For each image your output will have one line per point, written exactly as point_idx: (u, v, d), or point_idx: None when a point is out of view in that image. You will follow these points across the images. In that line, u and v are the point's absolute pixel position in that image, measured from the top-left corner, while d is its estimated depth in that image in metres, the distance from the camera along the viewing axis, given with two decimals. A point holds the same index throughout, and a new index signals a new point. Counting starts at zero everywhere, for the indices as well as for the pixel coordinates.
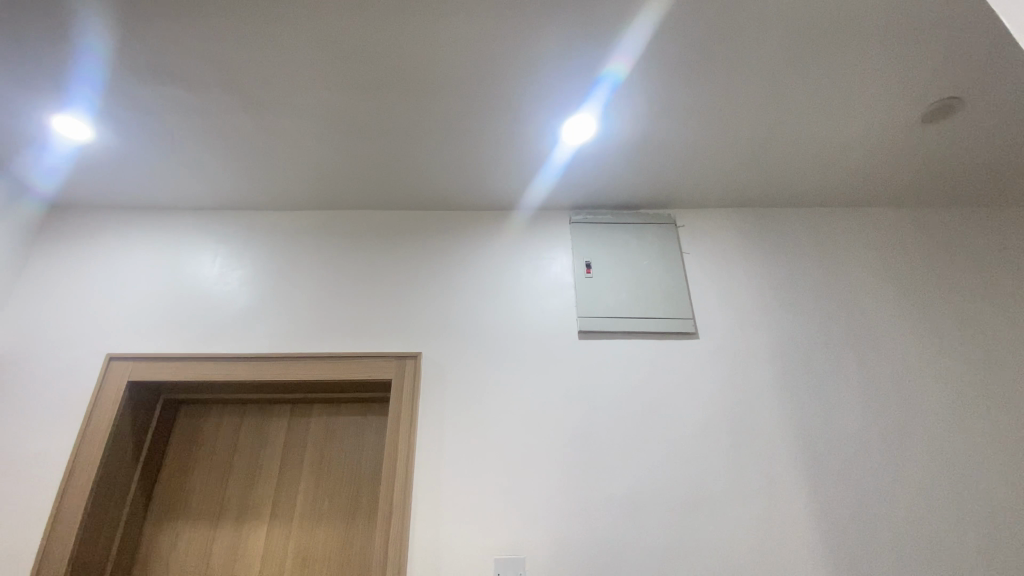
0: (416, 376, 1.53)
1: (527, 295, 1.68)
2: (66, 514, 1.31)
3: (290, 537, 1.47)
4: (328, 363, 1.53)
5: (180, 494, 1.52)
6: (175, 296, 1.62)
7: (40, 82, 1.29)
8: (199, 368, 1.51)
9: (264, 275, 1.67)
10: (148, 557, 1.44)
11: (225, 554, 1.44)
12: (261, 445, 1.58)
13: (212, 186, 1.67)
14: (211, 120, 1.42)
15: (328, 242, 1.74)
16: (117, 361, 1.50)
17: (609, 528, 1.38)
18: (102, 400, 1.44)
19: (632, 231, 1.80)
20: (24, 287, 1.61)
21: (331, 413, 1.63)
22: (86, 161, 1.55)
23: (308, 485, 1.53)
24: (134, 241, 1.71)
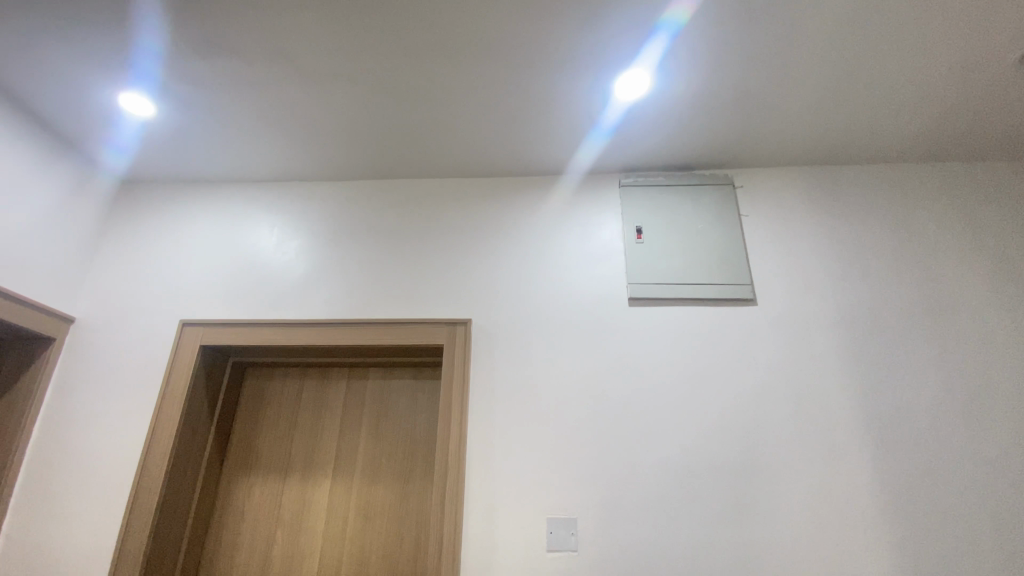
0: (467, 342, 1.55)
1: (576, 261, 1.66)
2: (153, 465, 1.43)
3: (352, 492, 1.55)
4: (381, 328, 1.57)
5: (251, 449, 1.62)
6: (238, 265, 1.70)
7: (108, 61, 1.34)
8: (263, 333, 1.58)
9: (318, 244, 1.72)
10: (226, 505, 1.56)
11: (293, 505, 1.54)
12: (321, 407, 1.65)
13: (266, 158, 1.71)
14: (264, 92, 1.44)
15: (377, 211, 1.76)
16: (190, 326, 1.60)
17: (661, 492, 1.38)
18: (179, 363, 1.54)
19: (685, 193, 1.73)
20: (103, 259, 1.72)
21: (385, 376, 1.68)
22: (151, 137, 1.62)
23: (367, 444, 1.60)
24: (197, 213, 1.79)
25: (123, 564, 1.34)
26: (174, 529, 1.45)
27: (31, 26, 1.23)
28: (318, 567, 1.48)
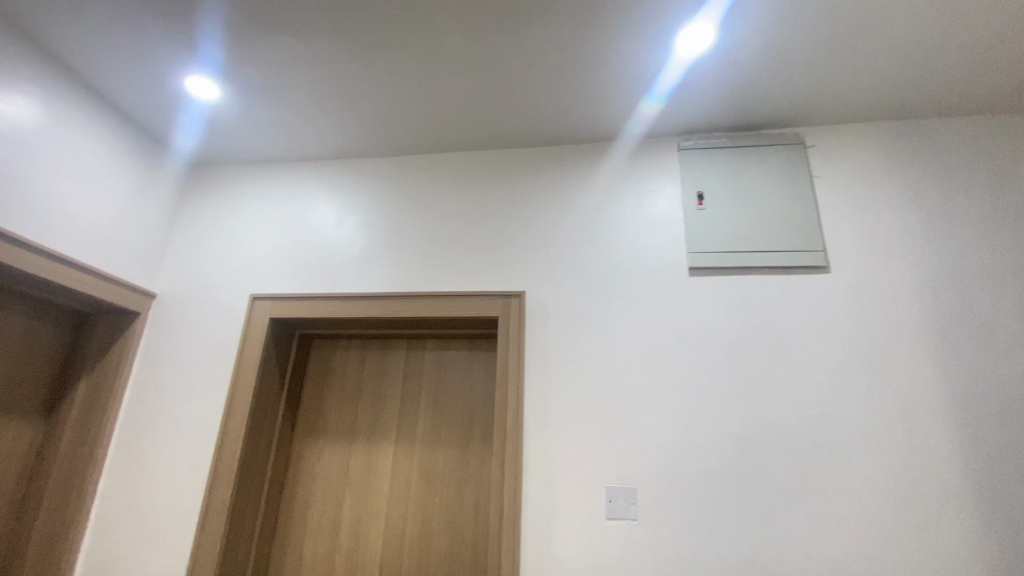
0: (523, 313, 1.55)
1: (633, 230, 1.61)
2: (232, 429, 1.52)
3: (414, 457, 1.60)
4: (439, 300, 1.59)
5: (319, 416, 1.70)
6: (300, 241, 1.76)
7: (175, 46, 1.38)
8: (327, 306, 1.64)
9: (375, 219, 1.75)
10: (298, 468, 1.65)
11: (359, 469, 1.62)
12: (383, 376, 1.71)
13: (323, 135, 1.74)
14: (321, 69, 1.45)
15: (429, 185, 1.78)
16: (259, 300, 1.67)
17: (725, 464, 1.34)
18: (251, 335, 1.63)
19: (749, 156, 1.63)
20: (178, 238, 1.83)
21: (442, 347, 1.71)
22: (215, 119, 1.68)
23: (427, 412, 1.64)
24: (259, 192, 1.86)
25: (211, 518, 1.43)
26: (253, 488, 1.54)
27: (107, 14, 1.29)
28: (384, 527, 1.54)
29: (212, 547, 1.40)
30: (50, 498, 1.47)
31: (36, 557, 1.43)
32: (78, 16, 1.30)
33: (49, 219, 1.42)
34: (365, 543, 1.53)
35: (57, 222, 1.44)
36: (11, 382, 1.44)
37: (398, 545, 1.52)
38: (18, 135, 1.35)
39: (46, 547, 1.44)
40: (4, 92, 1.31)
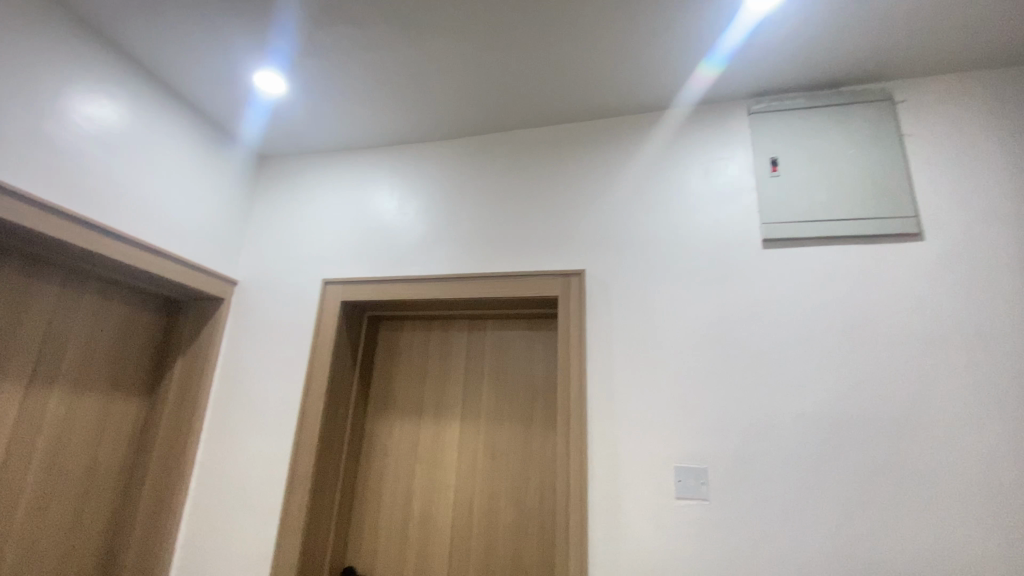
0: (585, 291, 1.53)
1: (699, 202, 1.54)
2: (312, 404, 1.61)
3: (479, 433, 1.64)
4: (500, 281, 1.60)
5: (388, 394, 1.78)
6: (364, 226, 1.82)
7: (243, 43, 1.44)
8: (392, 289, 1.69)
9: (435, 202, 1.78)
10: (371, 442, 1.74)
11: (427, 444, 1.68)
12: (446, 356, 1.75)
13: (382, 122, 1.78)
14: (379, 56, 1.47)
15: (487, 166, 1.78)
16: (330, 285, 1.75)
17: (804, 446, 1.28)
18: (325, 318, 1.71)
19: (829, 117, 1.51)
20: (254, 227, 1.94)
21: (503, 327, 1.73)
22: (282, 112, 1.75)
23: (490, 390, 1.67)
24: (325, 181, 1.93)
25: (297, 487, 1.53)
26: (332, 460, 1.63)
27: (182, 16, 1.36)
28: (453, 499, 1.60)
29: (299, 514, 1.50)
30: (155, 467, 1.62)
31: (145, 521, 1.57)
32: (158, 21, 1.38)
33: (143, 215, 1.54)
34: (435, 514, 1.60)
35: (149, 216, 1.56)
36: (117, 362, 1.59)
37: (466, 517, 1.57)
38: (112, 137, 1.46)
39: (153, 512, 1.58)
40: (96, 96, 1.42)
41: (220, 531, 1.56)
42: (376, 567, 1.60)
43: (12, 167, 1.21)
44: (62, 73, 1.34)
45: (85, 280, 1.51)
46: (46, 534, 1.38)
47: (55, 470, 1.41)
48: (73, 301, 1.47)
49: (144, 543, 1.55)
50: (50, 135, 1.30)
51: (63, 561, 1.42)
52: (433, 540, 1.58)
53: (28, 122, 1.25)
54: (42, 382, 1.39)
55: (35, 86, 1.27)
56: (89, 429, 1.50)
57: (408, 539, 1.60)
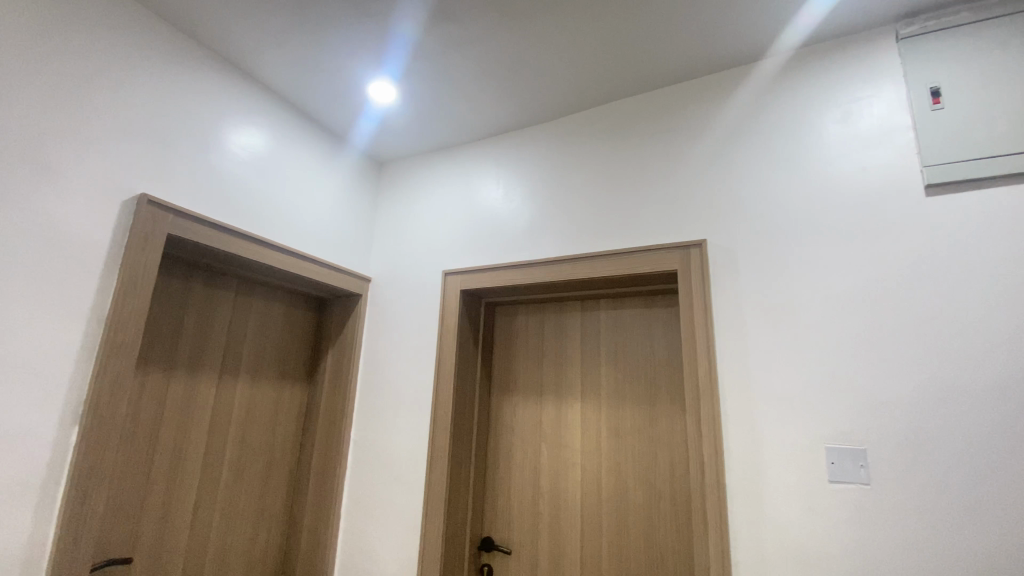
0: (706, 263, 1.44)
1: (838, 152, 1.36)
2: (442, 387, 1.73)
3: (602, 413, 1.64)
4: (613, 259, 1.57)
5: (510, 376, 1.84)
6: (475, 217, 1.89)
7: (357, 60, 1.57)
8: (506, 275, 1.74)
9: (540, 186, 1.80)
10: (497, 422, 1.83)
11: (551, 424, 1.72)
12: (563, 337, 1.77)
13: (484, 114, 1.83)
14: (477, 50, 1.51)
15: (591, 144, 1.75)
16: (449, 275, 1.86)
17: (995, 425, 1.08)
18: (447, 306, 1.82)
19: (1009, 28, 1.24)
20: (380, 227, 2.13)
21: (619, 306, 1.70)
22: (394, 118, 1.89)
23: (610, 370, 1.66)
24: (436, 178, 2.05)
25: (437, 463, 1.65)
26: (464, 439, 1.74)
27: (305, 45, 1.52)
28: (581, 478, 1.62)
29: (440, 487, 1.63)
30: (319, 445, 1.86)
31: (316, 490, 1.81)
32: (287, 53, 1.56)
33: (291, 226, 1.76)
34: (564, 491, 1.63)
35: (295, 227, 1.78)
36: (283, 355, 1.85)
37: (596, 495, 1.59)
38: (262, 161, 1.69)
39: (321, 483, 1.81)
40: (247, 128, 1.65)
41: (376, 500, 1.75)
42: (512, 539, 1.69)
43: (192, 197, 1.46)
44: (220, 113, 1.57)
45: (253, 286, 1.76)
46: (244, 499, 1.66)
47: (246, 446, 1.69)
48: (246, 305, 1.74)
49: (317, 510, 1.79)
50: (217, 166, 1.54)
51: (258, 522, 1.70)
52: (564, 515, 1.62)
53: (201, 157, 1.50)
54: (230, 373, 1.66)
55: (203, 127, 1.51)
56: (267, 412, 1.77)
57: (540, 514, 1.66)
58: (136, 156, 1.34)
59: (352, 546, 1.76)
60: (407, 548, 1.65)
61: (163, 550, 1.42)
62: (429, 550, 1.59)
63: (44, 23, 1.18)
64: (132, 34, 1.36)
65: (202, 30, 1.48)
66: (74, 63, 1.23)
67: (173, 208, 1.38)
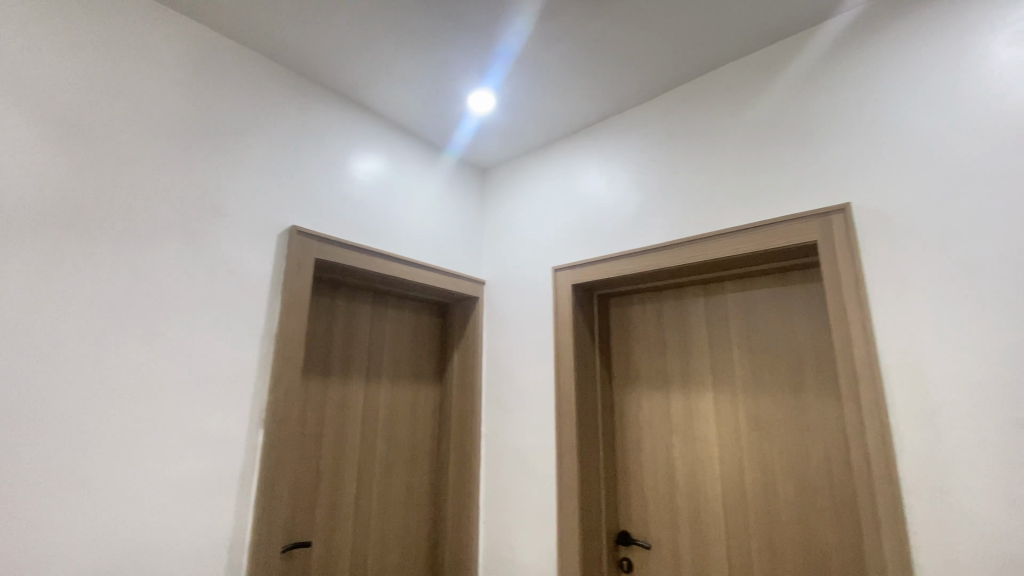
0: (850, 230, 1.28)
1: (1019, 76, 1.12)
2: (564, 383, 1.74)
3: (738, 402, 1.54)
4: (736, 237, 1.47)
5: (631, 368, 1.81)
6: (581, 210, 1.88)
7: (454, 75, 1.65)
8: (619, 265, 1.71)
9: (646, 170, 1.73)
10: (623, 414, 1.80)
11: (681, 415, 1.65)
12: (686, 325, 1.69)
13: (579, 106, 1.81)
14: (567, 45, 1.50)
15: (698, 117, 1.64)
16: (560, 271, 1.87)
17: None
18: (561, 302, 1.83)
19: None
20: (489, 231, 2.21)
21: (746, 287, 1.59)
22: (492, 125, 1.95)
23: (743, 356, 1.55)
24: (539, 176, 2.07)
25: (566, 457, 1.67)
26: (590, 432, 1.74)
27: (408, 70, 1.63)
28: (720, 471, 1.54)
29: (572, 480, 1.64)
30: (455, 441, 1.98)
31: (455, 483, 1.93)
32: (394, 81, 1.69)
33: (411, 239, 1.90)
34: (703, 485, 1.56)
35: (415, 239, 1.92)
36: (415, 359, 2.01)
37: (739, 489, 1.49)
38: (381, 183, 1.85)
39: (460, 477, 1.93)
40: (367, 155, 1.82)
41: (510, 492, 1.83)
42: (650, 533, 1.65)
43: (328, 224, 1.65)
44: (344, 145, 1.75)
45: (384, 297, 1.94)
46: (395, 491, 1.83)
47: (392, 443, 1.86)
48: (381, 315, 1.91)
49: (458, 501, 1.91)
50: (346, 193, 1.72)
51: (408, 512, 1.86)
52: (705, 510, 1.55)
53: (332, 187, 1.68)
54: (374, 378, 1.84)
55: (331, 160, 1.70)
56: (407, 411, 1.93)
57: (678, 508, 1.60)
58: (283, 193, 1.55)
59: (492, 537, 1.84)
60: (544, 540, 1.69)
61: (335, 534, 1.62)
62: (566, 543, 1.61)
63: (206, 94, 1.42)
64: (270, 90, 1.58)
65: (322, 74, 1.66)
66: (231, 124, 1.46)
67: (315, 235, 1.57)
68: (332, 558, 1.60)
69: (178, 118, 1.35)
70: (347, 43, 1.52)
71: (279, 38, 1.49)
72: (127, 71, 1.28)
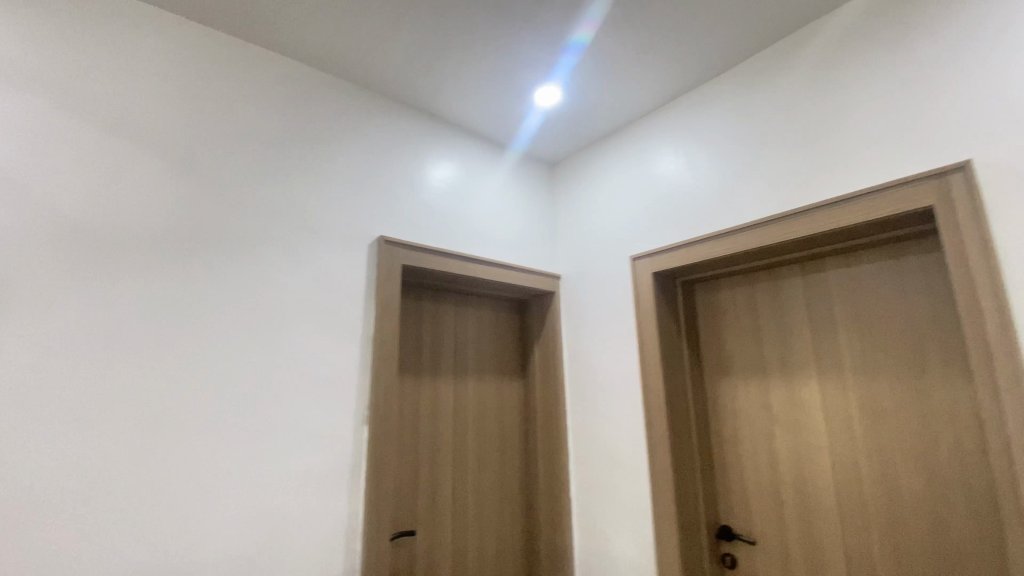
0: (974, 190, 1.13)
1: None
2: (651, 373, 1.70)
3: (847, 388, 1.42)
4: (834, 210, 1.35)
5: (723, 356, 1.73)
6: (657, 196, 1.83)
7: (517, 73, 1.66)
8: (703, 249, 1.64)
9: (725, 147, 1.64)
10: (716, 404, 1.72)
11: (782, 403, 1.55)
12: (782, 307, 1.59)
13: (647, 88, 1.76)
14: (629, 28, 1.46)
15: (780, 85, 1.53)
16: (639, 260, 1.83)
17: None
18: (642, 291, 1.79)
19: None
20: (562, 224, 2.21)
21: (850, 263, 1.46)
22: (557, 118, 1.94)
23: (850, 338, 1.43)
24: (610, 165, 2.04)
25: (658, 449, 1.63)
26: (683, 424, 1.68)
27: (473, 75, 1.67)
28: (831, 463, 1.43)
29: (666, 473, 1.60)
30: (542, 435, 2.01)
31: (545, 477, 1.96)
32: (460, 86, 1.74)
33: (487, 239, 1.95)
34: (811, 478, 1.46)
35: (491, 239, 1.97)
36: (498, 355, 2.06)
37: (855, 482, 1.37)
38: (456, 187, 1.91)
39: (549, 470, 1.95)
40: (441, 162, 1.89)
41: (601, 486, 1.82)
42: (755, 528, 1.57)
43: (409, 230, 1.74)
44: (419, 153, 1.83)
45: (466, 298, 2.01)
46: (489, 483, 1.89)
47: (483, 438, 1.92)
48: (463, 314, 1.98)
49: (549, 495, 1.93)
50: (424, 201, 1.80)
51: (502, 504, 1.92)
52: (816, 505, 1.45)
53: (410, 195, 1.77)
54: (462, 376, 1.91)
55: (408, 170, 1.79)
56: (494, 406, 1.99)
57: (784, 503, 1.51)
58: (367, 207, 1.66)
59: (586, 530, 1.85)
60: (639, 533, 1.67)
61: (436, 524, 1.72)
62: (664, 537, 1.58)
63: (296, 123, 1.56)
64: (350, 110, 1.69)
65: (394, 90, 1.75)
66: (319, 147, 1.59)
67: (400, 243, 1.66)
68: (435, 547, 1.70)
69: (274, 148, 1.50)
70: (415, 57, 1.58)
71: (354, 60, 1.60)
72: (230, 112, 1.44)
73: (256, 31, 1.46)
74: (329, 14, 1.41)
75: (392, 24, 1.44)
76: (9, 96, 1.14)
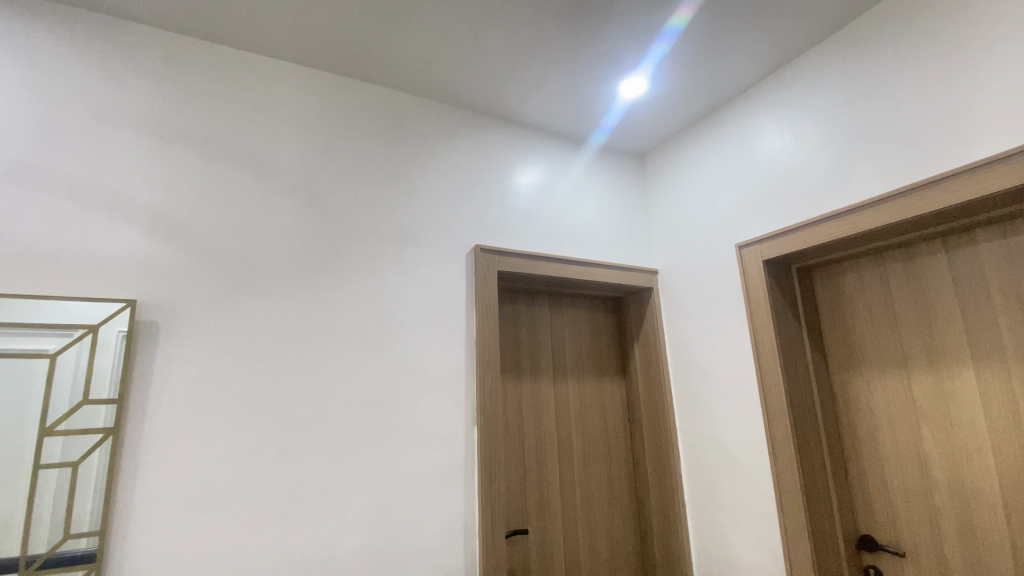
0: None
1: None
2: (768, 369, 1.58)
3: (1014, 379, 1.22)
4: (982, 175, 1.17)
5: (852, 346, 1.57)
6: (761, 178, 1.71)
7: (599, 69, 1.64)
8: (819, 231, 1.50)
9: (836, 117, 1.49)
10: (847, 400, 1.57)
11: (930, 397, 1.37)
12: (923, 289, 1.41)
13: (740, 64, 1.65)
14: (716, 5, 1.38)
15: (901, 37, 1.34)
16: (744, 248, 1.72)
17: None
18: (751, 280, 1.68)
19: None
20: (657, 217, 2.14)
21: (1009, 233, 1.25)
22: (642, 109, 1.89)
23: (1016, 321, 1.23)
24: (705, 150, 1.94)
25: (781, 449, 1.52)
26: (809, 423, 1.55)
27: (553, 77, 1.67)
28: (996, 466, 1.24)
29: (792, 477, 1.48)
30: (648, 434, 1.96)
31: (655, 478, 1.91)
32: (542, 89, 1.74)
33: (578, 239, 1.95)
34: (972, 483, 1.28)
35: (583, 238, 1.96)
36: (598, 354, 2.05)
37: None
38: (544, 190, 1.93)
39: (658, 470, 1.90)
40: (528, 167, 1.92)
41: (718, 488, 1.73)
42: (903, 539, 1.41)
43: (502, 237, 1.78)
44: (506, 160, 1.87)
45: (562, 299, 2.02)
46: (596, 483, 1.88)
47: (588, 438, 1.92)
48: (560, 315, 1.99)
49: (660, 496, 1.87)
50: (514, 206, 1.84)
51: (612, 505, 1.90)
52: (978, 515, 1.26)
53: (501, 202, 1.82)
54: (563, 376, 1.93)
55: (498, 178, 1.84)
56: (596, 406, 1.98)
57: (939, 511, 1.34)
58: (463, 217, 1.73)
59: (703, 535, 1.77)
60: (764, 539, 1.56)
61: (547, 524, 1.74)
62: (794, 545, 1.46)
63: (394, 146, 1.67)
64: (441, 126, 1.77)
65: (479, 103, 1.81)
66: (416, 166, 1.69)
67: (496, 250, 1.71)
68: (547, 546, 1.72)
69: (377, 171, 1.62)
70: (495, 67, 1.61)
71: (440, 80, 1.67)
72: (338, 143, 1.58)
73: (352, 65, 1.58)
74: (413, 40, 1.48)
75: (471, 37, 1.48)
76: (169, 153, 1.35)
